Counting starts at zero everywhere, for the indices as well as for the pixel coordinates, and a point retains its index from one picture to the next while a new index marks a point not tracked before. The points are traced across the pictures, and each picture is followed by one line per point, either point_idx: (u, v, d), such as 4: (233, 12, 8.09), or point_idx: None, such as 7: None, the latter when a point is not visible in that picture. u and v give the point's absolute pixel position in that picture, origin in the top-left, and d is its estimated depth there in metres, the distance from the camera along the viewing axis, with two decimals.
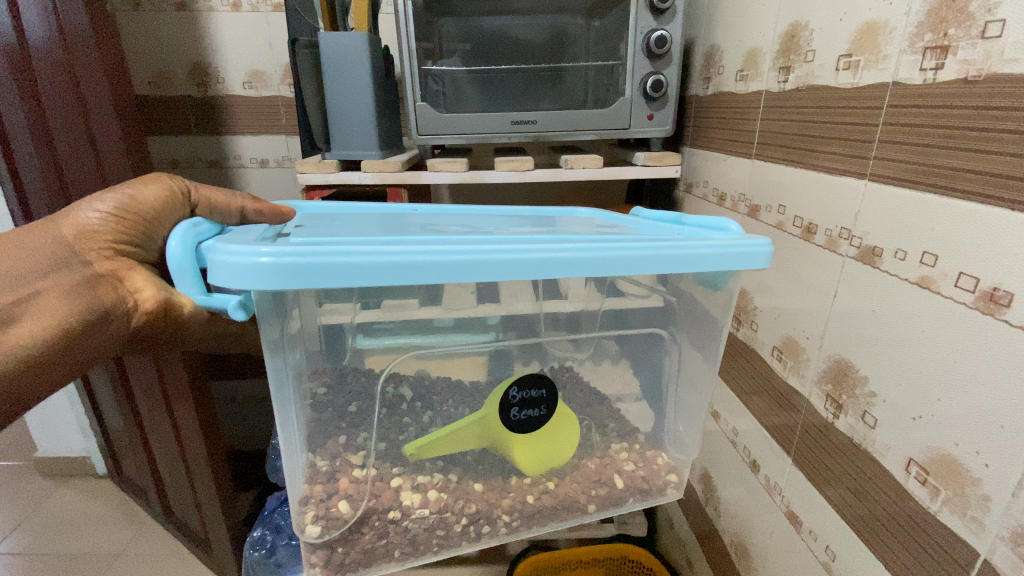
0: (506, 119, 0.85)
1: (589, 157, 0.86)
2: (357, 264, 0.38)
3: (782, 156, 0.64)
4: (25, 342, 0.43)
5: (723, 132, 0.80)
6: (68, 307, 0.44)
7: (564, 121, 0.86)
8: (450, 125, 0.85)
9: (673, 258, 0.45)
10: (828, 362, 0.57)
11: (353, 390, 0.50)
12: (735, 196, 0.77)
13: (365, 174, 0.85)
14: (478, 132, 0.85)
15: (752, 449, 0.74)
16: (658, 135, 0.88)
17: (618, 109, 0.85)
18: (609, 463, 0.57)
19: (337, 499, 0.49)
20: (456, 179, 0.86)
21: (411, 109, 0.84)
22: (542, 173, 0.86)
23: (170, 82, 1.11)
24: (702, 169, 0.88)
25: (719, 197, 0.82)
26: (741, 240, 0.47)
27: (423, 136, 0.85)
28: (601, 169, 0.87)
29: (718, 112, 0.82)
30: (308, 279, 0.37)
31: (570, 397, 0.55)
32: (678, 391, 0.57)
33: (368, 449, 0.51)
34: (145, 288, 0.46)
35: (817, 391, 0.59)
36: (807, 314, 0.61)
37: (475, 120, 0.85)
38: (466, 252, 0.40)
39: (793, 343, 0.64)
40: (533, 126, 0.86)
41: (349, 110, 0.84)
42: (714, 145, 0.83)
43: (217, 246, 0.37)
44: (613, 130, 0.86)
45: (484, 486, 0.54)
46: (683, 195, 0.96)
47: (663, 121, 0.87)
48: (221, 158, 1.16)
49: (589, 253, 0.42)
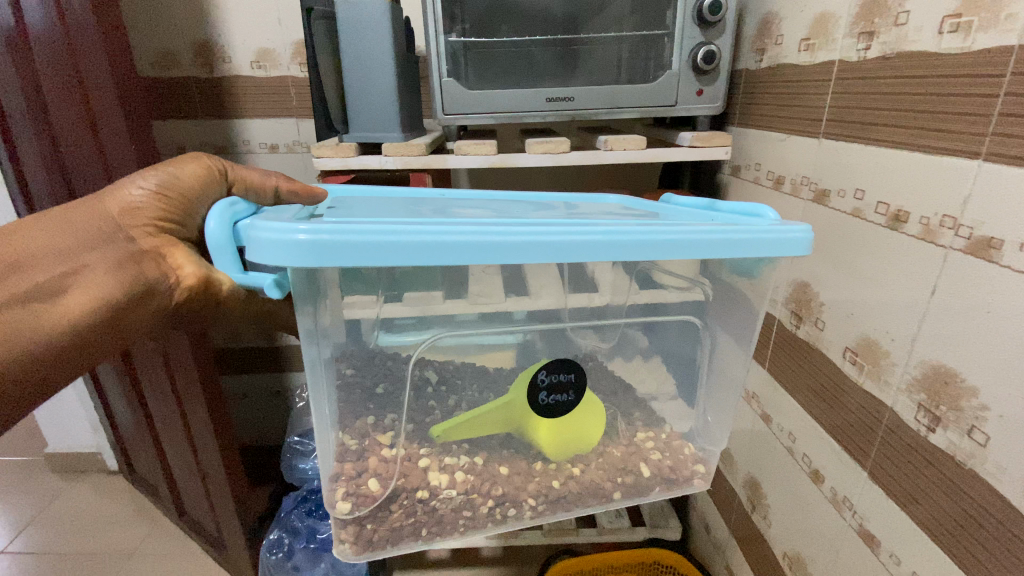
0: (541, 96, 0.83)
1: (631, 138, 0.84)
2: (393, 243, 0.37)
3: (863, 134, 0.61)
4: (72, 315, 0.44)
5: (782, 108, 0.77)
6: (114, 281, 0.45)
7: (603, 98, 0.83)
8: (480, 102, 0.84)
9: (712, 243, 0.43)
10: (920, 368, 0.54)
11: (383, 369, 0.51)
12: (795, 179, 0.75)
13: (385, 158, 0.85)
14: (512, 109, 0.84)
15: (814, 459, 0.72)
16: (707, 112, 0.86)
17: (659, 87, 0.83)
18: (636, 452, 0.56)
19: (366, 477, 0.50)
20: (485, 163, 0.85)
21: (437, 84, 0.82)
22: (582, 155, 0.85)
23: (176, 63, 1.12)
24: (753, 151, 0.86)
25: (775, 180, 0.80)
26: (779, 225, 0.46)
27: (449, 115, 0.84)
28: (644, 150, 0.85)
29: (773, 87, 0.79)
30: (338, 258, 0.37)
31: (596, 384, 0.54)
32: (709, 382, 0.56)
33: (396, 429, 0.51)
34: (186, 265, 0.47)
35: (905, 400, 0.56)
36: (888, 315, 0.58)
37: (505, 97, 0.84)
38: (502, 234, 0.39)
39: (871, 343, 0.61)
40: (570, 103, 0.84)
41: (369, 94, 0.84)
42: (770, 123, 0.80)
43: (255, 223, 0.37)
44: (659, 106, 0.85)
45: (510, 469, 0.54)
46: (728, 179, 0.94)
47: (713, 97, 0.84)
48: (231, 142, 1.18)
49: (624, 238, 0.42)
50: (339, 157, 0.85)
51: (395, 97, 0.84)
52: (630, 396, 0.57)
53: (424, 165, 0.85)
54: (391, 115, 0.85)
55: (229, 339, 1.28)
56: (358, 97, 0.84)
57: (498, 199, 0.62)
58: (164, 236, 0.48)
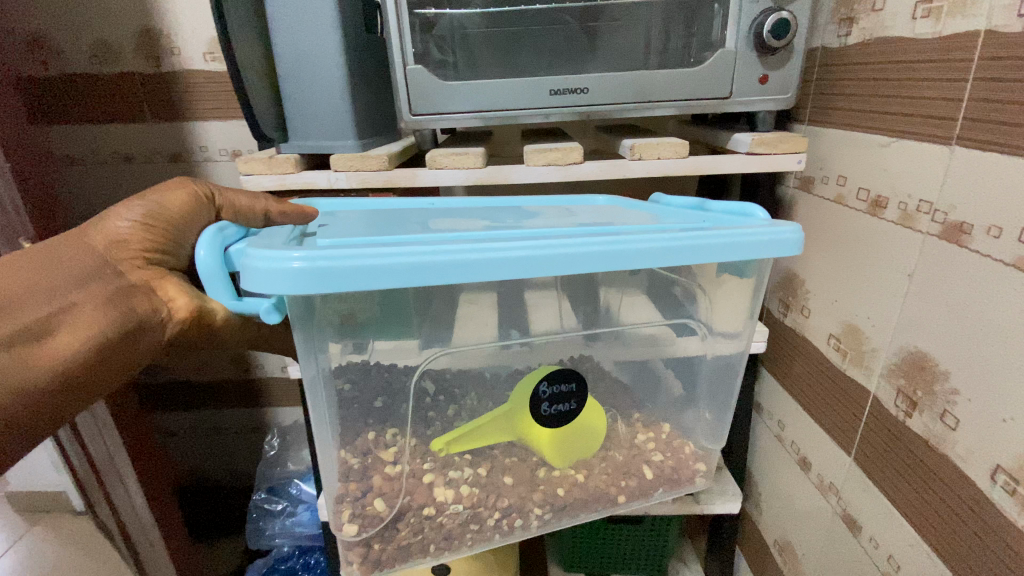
0: (545, 88, 0.68)
1: (665, 144, 0.66)
2: (391, 266, 0.37)
3: (996, 133, 0.45)
4: (60, 357, 0.42)
5: (861, 101, 0.61)
6: (93, 319, 0.43)
7: (631, 91, 0.68)
8: (462, 97, 0.68)
9: (707, 248, 0.44)
10: (911, 358, 0.54)
11: (380, 384, 0.51)
12: (906, 201, 0.54)
13: (338, 173, 0.69)
14: (506, 107, 0.69)
15: (890, 548, 0.58)
16: (773, 105, 0.69)
17: (700, 77, 0.67)
18: (638, 454, 0.57)
19: (371, 498, 0.51)
20: (469, 178, 0.67)
21: (400, 75, 0.67)
22: (600, 168, 0.63)
23: (116, 55, 0.88)
24: (829, 158, 0.67)
25: (871, 201, 0.59)
26: (770, 226, 0.46)
27: (419, 117, 0.70)
28: (681, 160, 0.66)
29: (854, 72, 0.62)
30: (335, 283, 0.37)
31: (598, 385, 0.55)
32: (709, 382, 0.57)
33: (399, 445, 0.52)
34: (178, 297, 0.46)
35: (886, 386, 0.58)
36: (873, 301, 0.59)
37: (494, 90, 0.68)
38: (499, 251, 0.39)
39: (857, 334, 0.62)
40: (584, 96, 0.69)
41: (313, 91, 0.66)
42: (846, 121, 0.63)
43: (248, 251, 0.37)
44: (707, 98, 0.68)
45: (514, 479, 0.54)
46: (791, 195, 0.75)
47: (781, 86, 0.68)
48: (184, 149, 0.94)
49: (620, 247, 0.42)
50: (279, 173, 0.70)
51: (348, 97, 0.67)
52: (631, 396, 0.57)
53: (385, 180, 0.69)
54: (346, 117, 0.67)
55: (184, 371, 1.07)
56: (300, 94, 0.66)
57: (486, 206, 0.61)
58: (149, 267, 0.47)
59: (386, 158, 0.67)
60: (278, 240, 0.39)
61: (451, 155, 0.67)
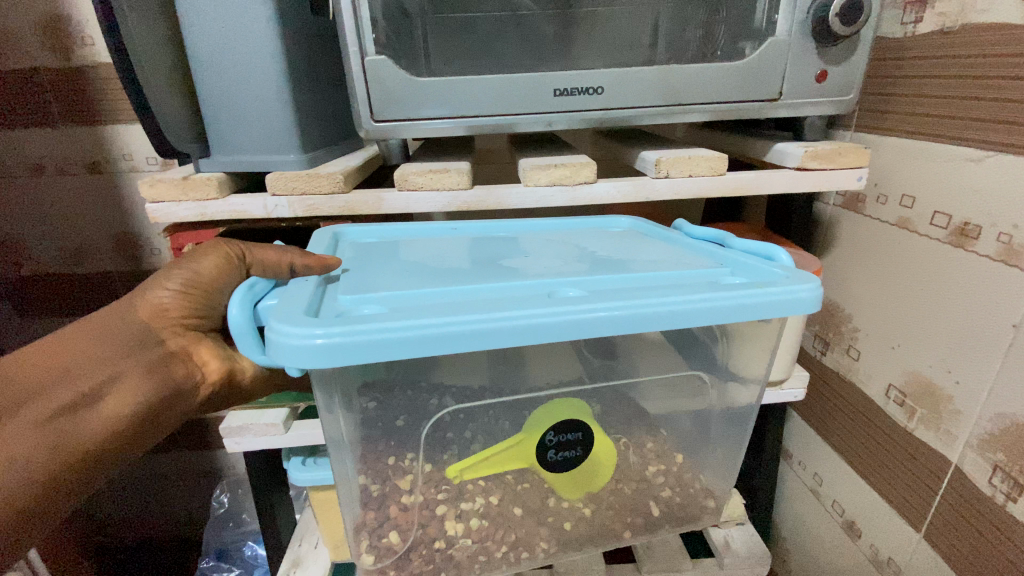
0: (545, 86, 0.52)
1: (703, 158, 0.54)
2: (407, 336, 0.38)
3: None
4: (111, 422, 0.46)
5: (964, 108, 0.50)
6: (143, 388, 0.47)
7: (660, 91, 0.53)
8: (433, 99, 0.52)
9: (718, 308, 0.42)
10: (996, 423, 0.49)
11: (403, 404, 0.49)
12: (1011, 230, 0.46)
13: (279, 198, 0.54)
14: (490, 114, 0.53)
15: None
16: (828, 109, 0.55)
17: (746, 71, 0.53)
18: (647, 490, 0.57)
19: (387, 530, 0.53)
20: (450, 203, 0.54)
21: (355, 66, 0.50)
22: (619, 188, 0.54)
23: (16, 45, 0.78)
24: (899, 172, 0.57)
25: (954, 225, 0.52)
26: (785, 282, 0.44)
27: (382, 123, 0.53)
28: (723, 176, 0.55)
29: (950, 72, 0.51)
30: (359, 355, 0.38)
31: (611, 416, 0.54)
32: (724, 420, 0.56)
33: (414, 473, 0.52)
34: (211, 361, 0.50)
35: (975, 458, 0.51)
36: (936, 346, 0.54)
37: (479, 88, 0.52)
38: (517, 318, 0.40)
39: (922, 381, 0.56)
40: (597, 97, 0.53)
41: (245, 103, 0.53)
42: (937, 130, 0.53)
43: (270, 323, 0.38)
44: (755, 99, 0.54)
45: (523, 510, 0.55)
46: (832, 212, 0.68)
47: (844, 84, 0.54)
48: (104, 157, 0.85)
49: (629, 308, 0.41)
50: (195, 200, 0.54)
51: (284, 108, 0.53)
52: (648, 431, 0.56)
53: (343, 205, 0.54)
54: (283, 135, 0.54)
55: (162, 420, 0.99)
56: (228, 108, 0.53)
57: (495, 232, 0.60)
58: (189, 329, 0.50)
59: (344, 177, 0.53)
60: (299, 305, 0.41)
61: (418, 171, 0.53)
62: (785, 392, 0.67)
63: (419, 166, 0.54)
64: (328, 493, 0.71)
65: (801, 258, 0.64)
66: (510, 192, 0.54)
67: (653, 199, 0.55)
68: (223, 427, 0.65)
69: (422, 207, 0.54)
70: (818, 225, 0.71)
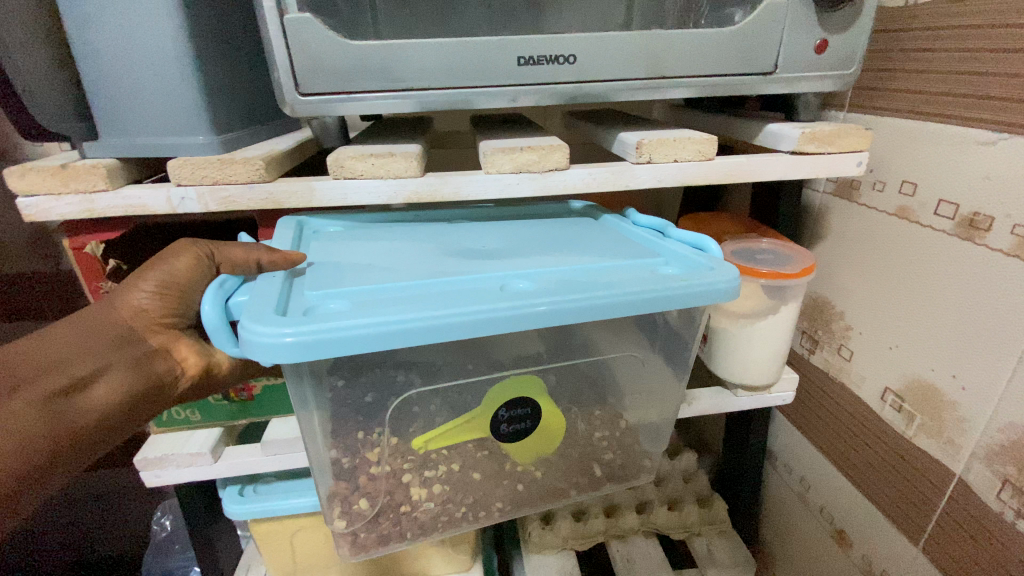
0: (506, 54, 0.44)
1: (688, 138, 0.47)
2: (369, 333, 0.36)
3: None
4: (100, 409, 0.40)
5: (974, 84, 0.44)
6: (120, 383, 0.41)
7: (641, 60, 0.45)
8: (371, 68, 0.43)
9: (640, 304, 0.41)
10: (1008, 436, 0.44)
11: (371, 382, 0.44)
12: None
13: (186, 189, 0.44)
14: (443, 86, 0.44)
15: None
16: (827, 84, 0.49)
17: (739, 38, 0.46)
18: (591, 452, 0.55)
19: (358, 497, 0.48)
20: (399, 192, 0.45)
21: (274, 27, 0.41)
22: (594, 176, 0.47)
23: None
24: (898, 155, 0.52)
25: (961, 214, 0.47)
26: (705, 275, 0.43)
27: (311, 98, 0.43)
28: (714, 159, 0.48)
29: (959, 44, 0.45)
30: (341, 350, 0.36)
31: (559, 395, 0.50)
32: (655, 403, 0.55)
33: (381, 444, 0.47)
34: (189, 357, 0.43)
35: (982, 470, 0.46)
36: (939, 347, 0.50)
37: (427, 55, 0.43)
38: (507, 309, 0.38)
39: (922, 385, 0.52)
40: (569, 69, 0.45)
41: (135, 68, 0.42)
42: (945, 110, 0.47)
43: (244, 322, 0.35)
44: (748, 72, 0.47)
45: (483, 475, 0.52)
46: (821, 200, 0.63)
47: (846, 57, 0.48)
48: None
49: (580, 303, 0.39)
50: (80, 192, 0.44)
51: (184, 74, 0.43)
52: (607, 409, 0.53)
53: (265, 197, 0.44)
54: (187, 108, 0.43)
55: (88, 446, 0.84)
56: (113, 75, 0.43)
57: (418, 222, 0.55)
58: (169, 329, 0.43)
59: (265, 163, 0.44)
60: (267, 301, 0.37)
61: (354, 154, 0.44)
62: (774, 396, 0.62)
63: (356, 148, 0.46)
64: (270, 524, 0.62)
65: (793, 253, 0.57)
66: (466, 180, 0.46)
67: (633, 188, 0.48)
68: (138, 458, 0.55)
69: (362, 199, 0.45)
70: (807, 213, 0.65)
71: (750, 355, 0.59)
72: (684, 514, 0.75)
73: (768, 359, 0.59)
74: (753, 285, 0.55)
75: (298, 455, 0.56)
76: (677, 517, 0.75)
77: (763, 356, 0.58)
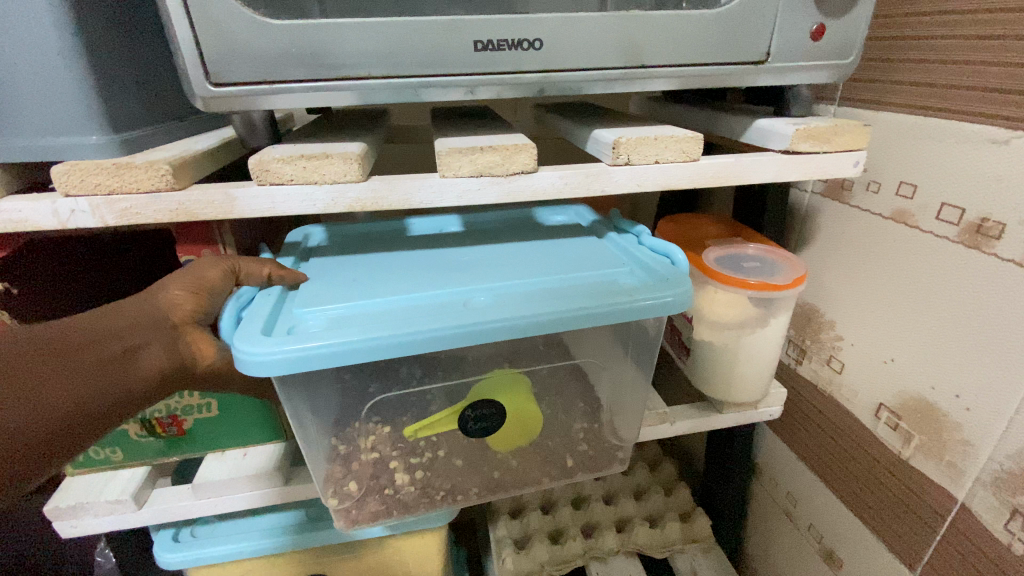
0: (462, 36, 0.37)
1: (673, 137, 0.42)
2: (350, 349, 0.36)
3: None
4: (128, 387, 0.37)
5: (986, 73, 0.40)
6: (158, 360, 0.38)
7: (617, 45, 0.39)
8: (298, 52, 0.36)
9: (591, 318, 0.40)
10: (1018, 462, 0.40)
11: (375, 371, 0.44)
12: None
13: (76, 200, 0.36)
14: (387, 73, 0.37)
15: None
16: (822, 76, 0.44)
17: (727, 21, 0.40)
18: (567, 443, 0.50)
19: (349, 479, 0.46)
20: (334, 199, 0.38)
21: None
22: (565, 180, 0.41)
23: None
24: (898, 152, 0.48)
25: (966, 219, 0.42)
26: (655, 289, 0.41)
27: (224, 89, 0.36)
28: (699, 160, 0.43)
29: (968, 29, 0.41)
30: (328, 363, 0.36)
31: (547, 390, 0.48)
32: (625, 410, 0.51)
33: (375, 431, 0.46)
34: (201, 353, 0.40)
35: (987, 497, 0.43)
36: (935, 362, 0.46)
37: (365, 38, 0.36)
38: (489, 324, 0.38)
39: (919, 401, 0.48)
40: (537, 54, 0.39)
41: (1, 52, 0.34)
42: (951, 102, 0.43)
43: (237, 337, 0.36)
44: (738, 61, 0.42)
45: (465, 461, 0.48)
46: (808, 201, 0.59)
47: (841, 44, 0.43)
48: None
49: (538, 317, 0.39)
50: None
51: (66, 61, 0.35)
52: (591, 406, 0.50)
53: (175, 209, 0.37)
54: (71, 102, 0.36)
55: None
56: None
57: (381, 247, 0.51)
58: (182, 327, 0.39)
59: (173, 168, 0.36)
60: (263, 318, 0.38)
61: (282, 156, 0.37)
62: (762, 414, 0.57)
63: (284, 149, 0.39)
64: (211, 569, 0.56)
65: (782, 260, 0.52)
66: (418, 185, 0.39)
67: (610, 193, 0.42)
68: (48, 509, 0.47)
69: (294, 208, 0.38)
70: (794, 216, 0.61)
71: (736, 371, 0.54)
72: (666, 530, 0.70)
73: (758, 374, 0.54)
74: (737, 295, 0.51)
75: (229, 499, 0.50)
76: (657, 534, 0.70)
77: (751, 372, 0.54)
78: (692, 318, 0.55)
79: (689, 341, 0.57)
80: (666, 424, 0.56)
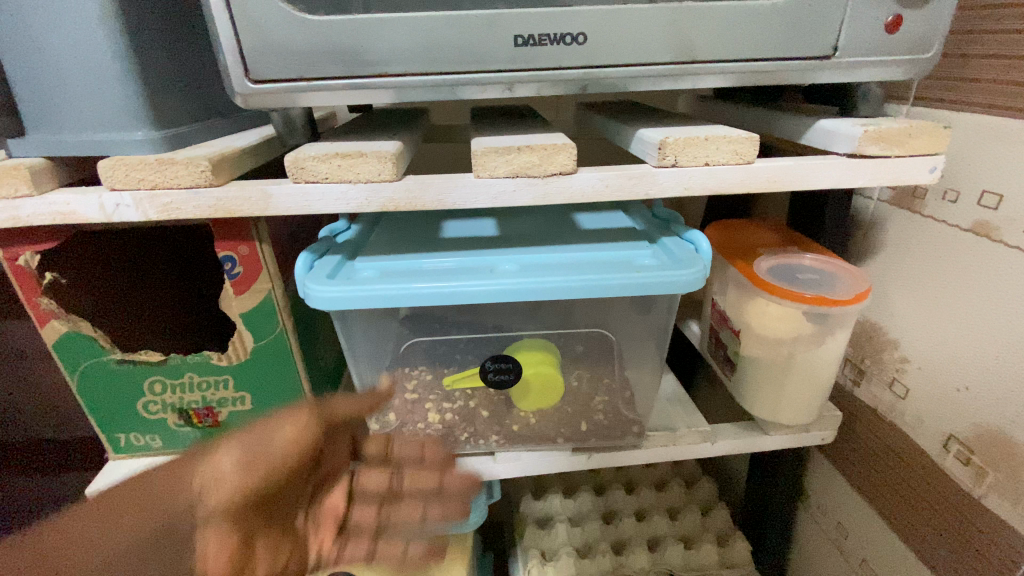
0: (500, 32, 0.36)
1: (726, 137, 0.39)
2: (409, 292, 0.40)
3: None
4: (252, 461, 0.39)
5: None
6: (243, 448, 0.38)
7: (663, 40, 0.37)
8: (335, 48, 0.35)
9: (600, 287, 0.40)
10: None
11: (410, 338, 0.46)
12: None
13: (121, 194, 0.37)
14: (420, 69, 0.36)
15: None
16: (895, 72, 0.40)
17: (789, 12, 0.37)
18: (583, 408, 0.50)
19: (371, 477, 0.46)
20: (366, 198, 0.38)
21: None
22: (605, 182, 0.39)
23: None
24: (980, 157, 0.43)
25: None
26: (664, 269, 0.40)
27: (263, 86, 0.36)
28: (753, 163, 0.39)
29: None
30: (394, 301, 0.40)
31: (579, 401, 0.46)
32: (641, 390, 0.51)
33: None
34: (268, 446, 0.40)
35: None
36: (1015, 391, 0.41)
37: (400, 34, 0.35)
38: (531, 281, 0.40)
39: (994, 435, 0.43)
40: (577, 50, 0.37)
41: (53, 50, 0.36)
42: None
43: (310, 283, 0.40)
44: (799, 56, 0.38)
45: None
46: (873, 209, 0.54)
47: (919, 36, 0.38)
48: None
49: (564, 281, 0.40)
50: None
51: (113, 58, 0.36)
52: (615, 379, 0.50)
53: (214, 205, 0.37)
54: (117, 98, 0.37)
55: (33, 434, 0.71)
56: (27, 57, 0.36)
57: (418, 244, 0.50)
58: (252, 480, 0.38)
59: (212, 164, 0.37)
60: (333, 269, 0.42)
61: (317, 155, 0.37)
62: (811, 436, 0.53)
63: (322, 147, 0.39)
64: None
65: (844, 273, 0.48)
66: (452, 184, 0.38)
67: (653, 196, 0.40)
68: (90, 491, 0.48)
69: (328, 206, 0.38)
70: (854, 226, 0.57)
71: (784, 390, 0.50)
72: (700, 552, 0.67)
73: (808, 395, 0.50)
74: (790, 310, 0.47)
75: None
76: (690, 555, 0.67)
77: (800, 391, 0.50)
78: (739, 330, 0.52)
79: (735, 356, 0.53)
80: (707, 443, 0.53)
